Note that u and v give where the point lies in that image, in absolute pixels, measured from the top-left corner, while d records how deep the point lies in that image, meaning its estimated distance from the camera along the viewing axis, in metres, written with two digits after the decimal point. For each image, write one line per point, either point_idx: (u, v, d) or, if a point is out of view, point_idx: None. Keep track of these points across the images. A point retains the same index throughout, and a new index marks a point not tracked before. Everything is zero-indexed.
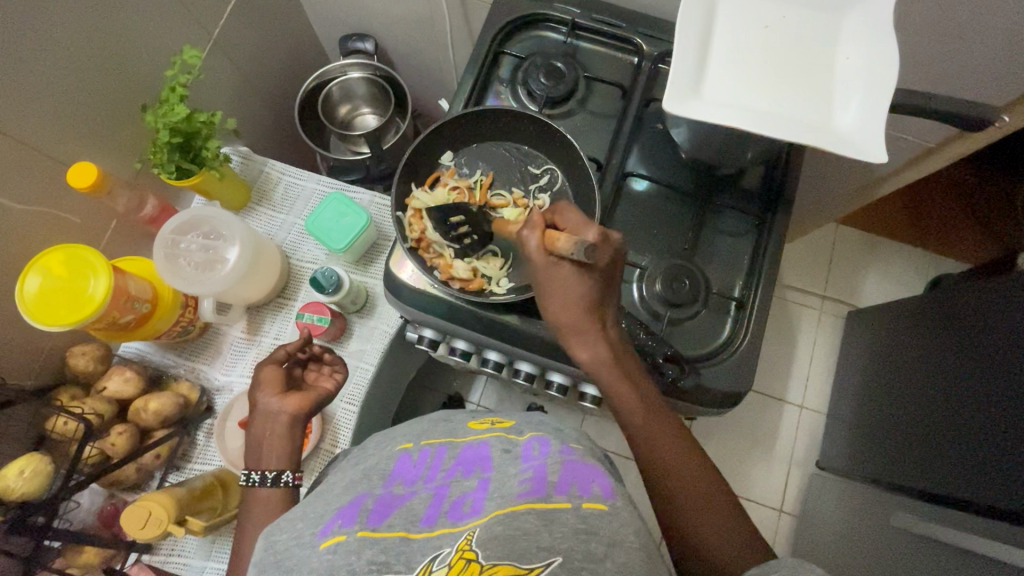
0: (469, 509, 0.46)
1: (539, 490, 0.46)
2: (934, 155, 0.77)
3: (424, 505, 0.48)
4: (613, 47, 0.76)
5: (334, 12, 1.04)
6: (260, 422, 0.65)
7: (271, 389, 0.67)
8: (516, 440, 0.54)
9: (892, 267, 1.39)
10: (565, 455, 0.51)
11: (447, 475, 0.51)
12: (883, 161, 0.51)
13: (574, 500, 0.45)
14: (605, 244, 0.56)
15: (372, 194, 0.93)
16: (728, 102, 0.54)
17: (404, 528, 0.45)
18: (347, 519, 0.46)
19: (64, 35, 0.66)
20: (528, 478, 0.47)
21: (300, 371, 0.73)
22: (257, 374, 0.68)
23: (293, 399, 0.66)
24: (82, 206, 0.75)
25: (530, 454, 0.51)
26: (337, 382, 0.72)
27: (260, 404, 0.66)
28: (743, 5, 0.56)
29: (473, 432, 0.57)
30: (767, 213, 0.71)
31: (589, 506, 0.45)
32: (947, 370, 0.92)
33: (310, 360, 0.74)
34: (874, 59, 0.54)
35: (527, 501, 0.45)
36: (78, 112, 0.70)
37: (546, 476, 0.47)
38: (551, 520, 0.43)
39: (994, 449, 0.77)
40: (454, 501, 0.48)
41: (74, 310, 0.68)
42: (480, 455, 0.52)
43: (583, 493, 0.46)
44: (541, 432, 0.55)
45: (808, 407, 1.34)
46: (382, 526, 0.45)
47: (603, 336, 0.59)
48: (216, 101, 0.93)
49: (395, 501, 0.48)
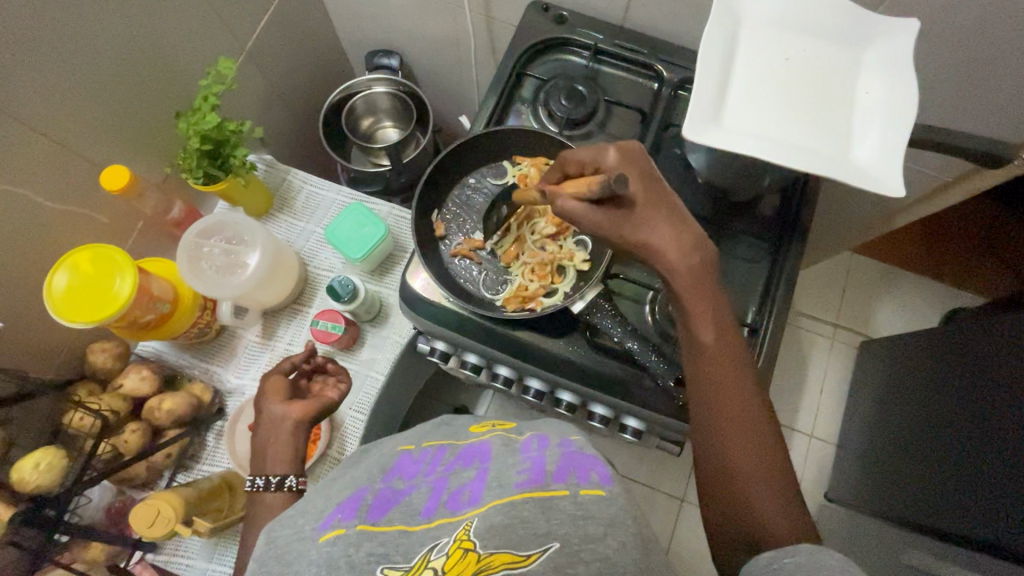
0: (467, 499, 0.46)
1: (537, 479, 0.46)
2: (951, 189, 0.77)
3: (423, 499, 0.47)
4: (634, 72, 0.78)
5: (362, 28, 1.07)
6: (265, 429, 0.65)
7: (276, 397, 0.67)
8: (516, 437, 0.54)
9: (907, 299, 1.38)
10: (564, 448, 0.51)
11: (446, 468, 0.51)
12: (900, 195, 0.52)
13: (572, 488, 0.46)
14: (626, 160, 0.54)
15: (392, 206, 0.95)
16: (747, 130, 0.55)
17: (404, 521, 0.45)
18: (347, 513, 0.46)
19: (106, 42, 0.68)
20: (526, 470, 0.48)
21: (306, 383, 0.74)
22: (262, 385, 0.69)
23: (296, 405, 0.66)
24: (112, 206, 0.78)
25: (528, 448, 0.51)
26: (342, 391, 0.72)
27: (264, 412, 0.67)
28: (764, 38, 0.57)
29: (473, 434, 0.57)
30: (782, 240, 0.71)
31: (587, 493, 0.45)
32: (961, 404, 0.90)
33: (316, 372, 0.75)
34: (893, 95, 0.55)
35: (525, 489, 0.45)
36: (113, 115, 0.73)
37: (545, 467, 0.48)
38: (548, 506, 0.44)
39: (1004, 488, 0.76)
40: (453, 492, 0.48)
41: (99, 308, 0.70)
42: (479, 450, 0.53)
43: (581, 481, 0.46)
44: (541, 431, 0.55)
45: (817, 437, 1.32)
46: (383, 520, 0.45)
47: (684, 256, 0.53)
48: (245, 110, 0.96)
49: (395, 496, 0.48)
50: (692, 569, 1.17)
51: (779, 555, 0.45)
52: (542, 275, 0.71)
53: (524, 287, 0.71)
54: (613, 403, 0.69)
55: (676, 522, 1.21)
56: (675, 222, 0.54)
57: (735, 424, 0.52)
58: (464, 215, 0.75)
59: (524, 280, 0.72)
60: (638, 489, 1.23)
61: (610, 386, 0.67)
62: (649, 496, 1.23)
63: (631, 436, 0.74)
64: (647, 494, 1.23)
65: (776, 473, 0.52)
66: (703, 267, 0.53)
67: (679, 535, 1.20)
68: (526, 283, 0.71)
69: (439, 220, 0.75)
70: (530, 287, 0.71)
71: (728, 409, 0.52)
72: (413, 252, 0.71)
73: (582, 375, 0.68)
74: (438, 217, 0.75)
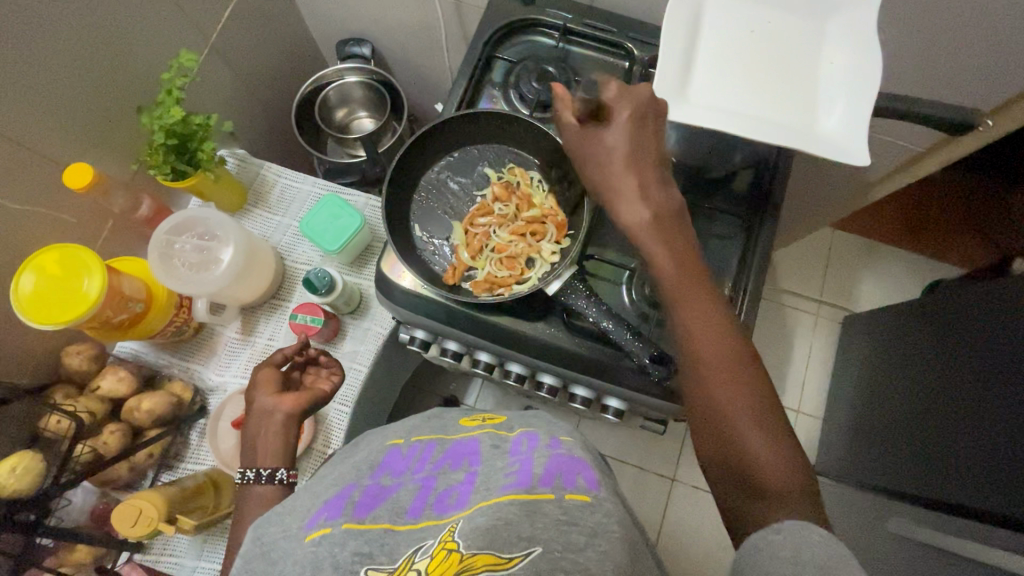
0: (453, 502, 0.47)
1: (524, 482, 0.46)
2: (925, 159, 0.77)
3: (410, 497, 0.47)
4: (604, 51, 0.77)
5: (330, 17, 1.06)
6: (256, 421, 0.65)
7: (267, 389, 0.67)
8: (505, 436, 0.55)
9: (890, 272, 1.39)
10: (552, 450, 0.51)
11: (434, 468, 0.51)
12: (866, 164, 0.52)
13: (557, 492, 0.45)
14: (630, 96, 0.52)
15: (367, 197, 0.94)
16: (713, 105, 0.55)
17: (390, 520, 0.44)
18: (333, 512, 0.45)
19: (62, 38, 0.67)
20: (515, 472, 0.47)
21: (298, 374, 0.73)
22: (254, 376, 0.68)
23: (288, 397, 0.66)
24: (79, 206, 0.76)
25: (518, 449, 0.51)
26: (333, 385, 0.72)
27: (256, 403, 0.66)
28: (728, 12, 0.57)
29: (462, 429, 0.57)
30: (757, 214, 0.71)
31: (573, 497, 0.45)
32: (943, 373, 0.91)
33: (308, 364, 0.74)
34: (859, 64, 0.55)
35: (511, 492, 0.45)
36: (74, 112, 0.72)
37: (532, 469, 0.47)
38: (533, 510, 0.43)
39: (985, 453, 0.77)
40: (440, 493, 0.48)
41: (66, 309, 0.69)
42: (469, 450, 0.53)
43: (568, 485, 0.46)
44: (531, 428, 0.55)
45: (804, 412, 1.33)
46: (368, 518, 0.44)
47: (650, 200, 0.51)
48: (212, 103, 0.94)
49: (382, 493, 0.48)
50: (685, 548, 1.19)
51: (768, 530, 0.43)
52: (513, 266, 0.71)
53: (495, 274, 0.71)
54: (593, 384, 0.69)
55: (666, 501, 1.22)
56: (632, 161, 0.51)
57: (717, 384, 0.48)
58: (437, 200, 0.75)
59: (495, 267, 0.71)
60: (629, 471, 1.24)
61: (589, 367, 0.67)
62: (640, 477, 1.24)
63: (613, 417, 0.74)
64: (639, 476, 1.24)
65: (775, 425, 0.47)
66: (655, 215, 0.50)
67: (671, 515, 1.21)
68: (496, 271, 0.71)
69: (420, 202, 0.75)
70: (500, 275, 0.71)
71: (710, 369, 0.48)
72: (387, 243, 0.70)
73: (560, 358, 0.68)
74: (418, 199, 0.75)
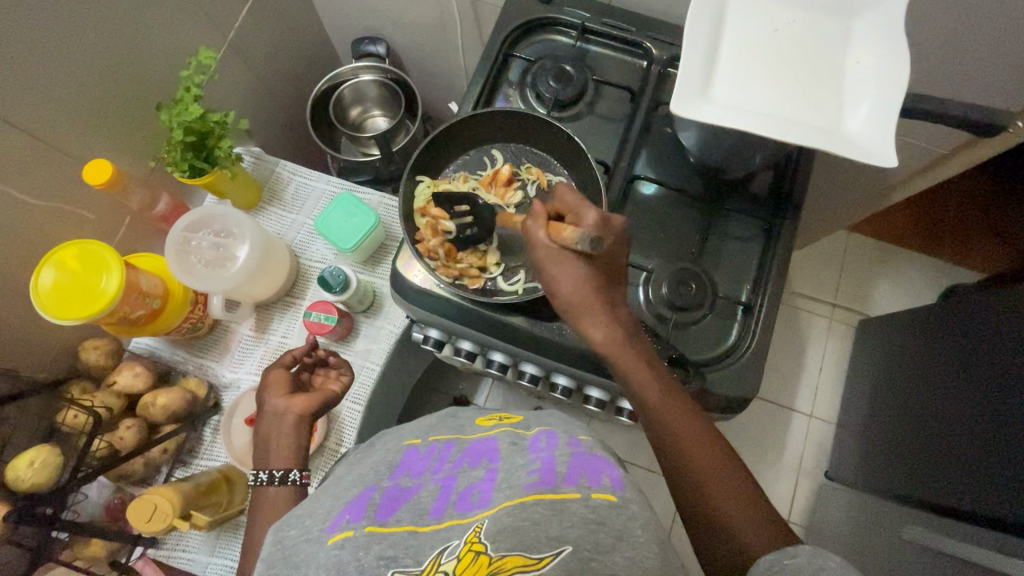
0: (476, 500, 0.46)
1: (548, 481, 0.46)
2: (947, 162, 0.76)
3: (432, 498, 0.47)
4: (623, 51, 0.76)
5: (346, 16, 1.06)
6: (268, 422, 0.65)
7: (279, 391, 0.67)
8: (523, 434, 0.54)
9: (906, 276, 1.37)
10: (573, 447, 0.50)
11: (454, 466, 0.51)
12: (894, 165, 0.51)
13: (582, 491, 0.45)
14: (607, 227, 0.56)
15: (381, 195, 0.94)
16: (736, 104, 0.54)
17: (412, 522, 0.44)
18: (355, 514, 0.45)
19: (83, 36, 0.67)
20: (537, 470, 0.47)
21: (307, 376, 0.73)
22: (264, 377, 0.68)
23: (299, 399, 0.66)
24: (98, 202, 0.77)
25: (538, 446, 0.51)
26: (343, 385, 0.72)
27: (267, 405, 0.66)
28: (751, 11, 0.56)
29: (480, 429, 0.57)
30: (776, 216, 0.70)
31: (598, 496, 0.45)
32: (959, 379, 0.90)
33: (318, 364, 0.74)
34: (885, 64, 0.54)
35: (536, 491, 0.45)
36: (94, 110, 0.72)
37: (555, 467, 0.47)
38: (560, 510, 0.43)
39: (1003, 461, 0.76)
40: (462, 492, 0.47)
41: (87, 304, 0.69)
42: (487, 448, 0.52)
43: (592, 484, 0.46)
44: (548, 427, 0.55)
45: (817, 417, 1.32)
46: (391, 520, 0.44)
47: (614, 317, 0.58)
48: (229, 101, 0.94)
49: (403, 494, 0.47)
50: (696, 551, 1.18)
51: (782, 555, 0.45)
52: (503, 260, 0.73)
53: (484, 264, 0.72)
54: (609, 386, 0.68)
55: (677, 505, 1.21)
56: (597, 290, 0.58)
57: (702, 474, 0.53)
58: None
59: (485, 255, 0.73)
60: (640, 473, 1.24)
61: (605, 369, 0.67)
62: (650, 480, 1.23)
63: (627, 419, 0.74)
64: (648, 478, 1.23)
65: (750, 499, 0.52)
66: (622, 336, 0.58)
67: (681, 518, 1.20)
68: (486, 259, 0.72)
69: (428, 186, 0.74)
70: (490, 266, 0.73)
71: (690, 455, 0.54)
72: (402, 242, 0.70)
73: (576, 359, 0.67)
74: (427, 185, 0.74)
